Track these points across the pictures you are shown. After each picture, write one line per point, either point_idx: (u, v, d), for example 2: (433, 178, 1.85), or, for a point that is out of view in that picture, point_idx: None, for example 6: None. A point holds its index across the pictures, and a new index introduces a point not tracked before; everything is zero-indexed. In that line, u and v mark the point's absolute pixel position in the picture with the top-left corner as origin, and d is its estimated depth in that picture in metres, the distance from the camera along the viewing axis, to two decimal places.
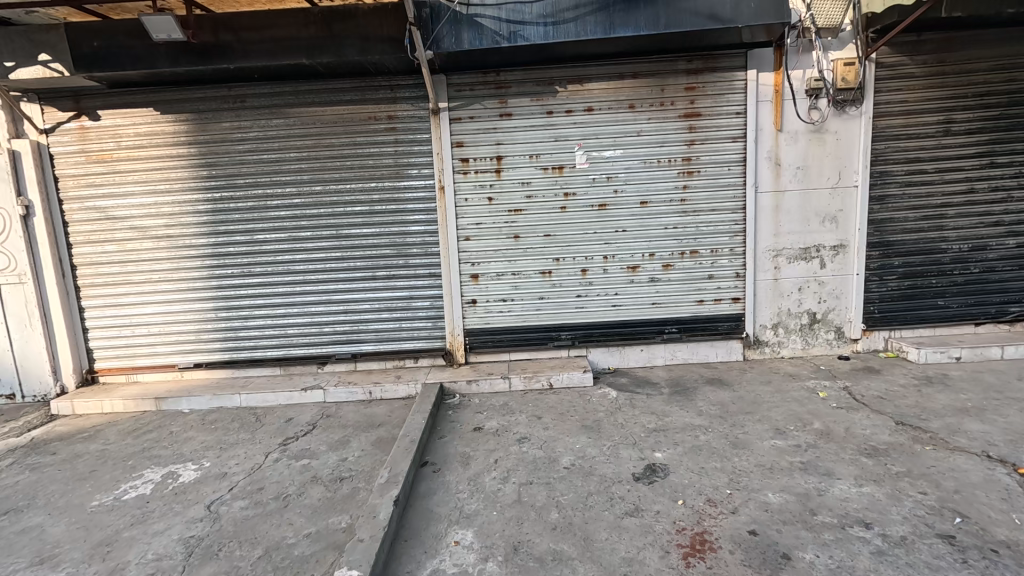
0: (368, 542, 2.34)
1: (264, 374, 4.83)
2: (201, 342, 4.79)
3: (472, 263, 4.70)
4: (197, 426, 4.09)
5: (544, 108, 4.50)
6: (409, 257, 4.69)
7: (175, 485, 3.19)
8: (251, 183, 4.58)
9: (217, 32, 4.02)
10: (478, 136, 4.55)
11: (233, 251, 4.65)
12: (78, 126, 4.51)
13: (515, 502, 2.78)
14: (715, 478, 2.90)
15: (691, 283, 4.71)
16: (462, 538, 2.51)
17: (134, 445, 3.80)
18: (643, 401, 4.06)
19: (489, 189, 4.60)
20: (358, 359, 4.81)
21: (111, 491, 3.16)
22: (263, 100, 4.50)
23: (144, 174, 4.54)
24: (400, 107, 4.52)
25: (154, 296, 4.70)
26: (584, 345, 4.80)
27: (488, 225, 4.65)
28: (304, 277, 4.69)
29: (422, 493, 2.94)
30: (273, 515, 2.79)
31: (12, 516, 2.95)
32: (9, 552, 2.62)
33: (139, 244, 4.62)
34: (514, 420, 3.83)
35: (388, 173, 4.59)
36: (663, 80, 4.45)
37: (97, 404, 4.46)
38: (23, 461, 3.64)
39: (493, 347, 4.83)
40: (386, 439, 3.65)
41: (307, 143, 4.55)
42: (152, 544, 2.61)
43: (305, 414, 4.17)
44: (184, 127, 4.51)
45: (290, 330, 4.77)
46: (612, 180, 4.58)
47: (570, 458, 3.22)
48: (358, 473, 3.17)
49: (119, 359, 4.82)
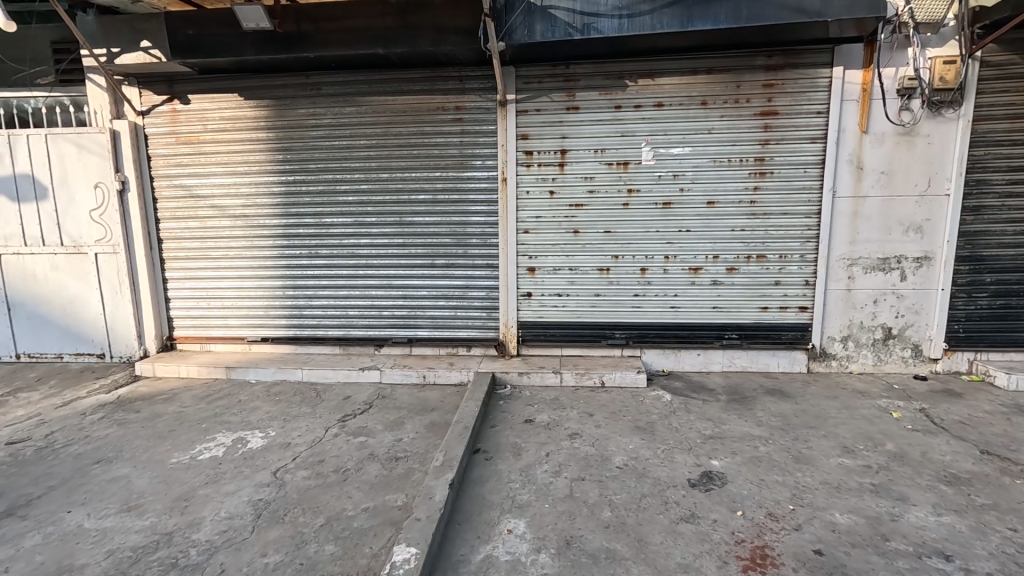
0: (425, 522, 2.40)
1: (325, 352, 5.04)
2: (269, 318, 5.05)
3: (530, 256, 4.70)
4: (262, 396, 4.32)
5: (612, 102, 4.43)
6: (468, 247, 4.75)
7: (244, 450, 3.39)
8: (323, 168, 4.76)
9: (300, 22, 4.19)
10: (544, 128, 4.54)
11: (302, 233, 4.86)
12: (170, 109, 4.82)
13: (567, 497, 2.78)
14: (776, 492, 2.79)
15: (756, 289, 4.53)
16: (515, 527, 2.54)
17: (207, 409, 4.07)
18: (699, 406, 3.95)
19: (551, 182, 4.59)
20: (413, 343, 4.94)
21: (187, 450, 3.39)
22: (338, 89, 4.66)
23: (226, 156, 4.82)
24: (468, 97, 4.57)
25: (229, 271, 4.99)
26: (639, 346, 4.72)
27: (548, 218, 4.64)
28: (367, 261, 4.85)
29: (475, 480, 2.99)
30: (333, 487, 2.92)
31: (103, 465, 3.23)
32: (102, 497, 2.87)
33: (219, 222, 4.91)
34: (566, 415, 3.83)
35: (453, 163, 4.66)
36: (739, 76, 4.28)
37: (175, 368, 4.80)
38: (112, 416, 3.97)
39: (545, 341, 4.84)
40: (439, 424, 3.72)
41: (376, 131, 4.67)
42: (224, 503, 2.78)
43: (362, 394, 4.33)
44: (264, 112, 4.73)
45: (351, 312, 4.94)
46: (678, 178, 4.46)
47: (622, 458, 3.19)
48: (413, 454, 3.27)
49: (195, 328, 5.15)
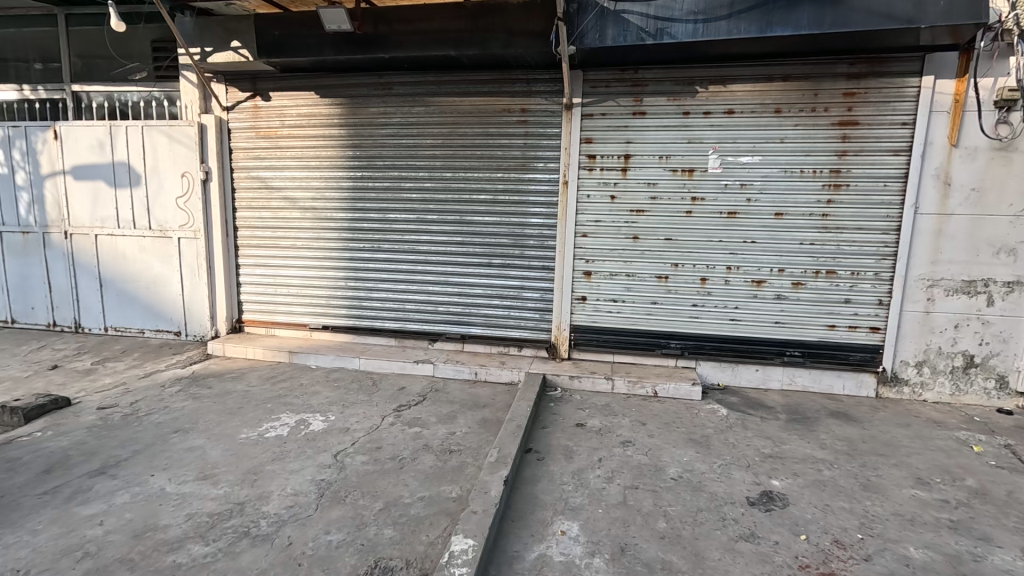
0: (482, 515, 2.44)
1: (381, 343, 5.21)
2: (330, 307, 5.26)
3: (587, 260, 4.69)
4: (323, 381, 4.53)
5: (680, 108, 4.36)
6: (525, 248, 4.79)
7: (306, 431, 3.55)
8: (389, 165, 4.93)
9: (378, 24, 4.37)
10: (608, 133, 4.52)
11: (366, 227, 5.05)
12: (252, 106, 5.12)
13: (621, 504, 2.76)
14: (843, 519, 2.67)
15: (824, 306, 4.35)
16: (568, 529, 2.55)
17: (273, 390, 4.29)
18: (757, 423, 3.83)
19: (612, 187, 4.56)
20: (466, 340, 5.02)
21: (255, 428, 3.59)
22: (408, 89, 4.81)
23: (300, 151, 5.07)
24: (534, 100, 4.61)
25: (296, 261, 5.24)
26: (694, 357, 4.62)
27: (608, 223, 4.61)
28: (426, 257, 4.97)
29: (528, 479, 3.02)
30: (390, 474, 3.01)
31: (180, 435, 3.46)
32: (180, 464, 3.08)
33: (289, 213, 5.17)
34: (618, 422, 3.80)
35: (515, 164, 4.71)
36: (818, 84, 4.12)
37: (242, 349, 5.07)
38: (188, 390, 4.26)
39: (597, 346, 4.81)
40: (491, 421, 3.77)
41: (442, 131, 4.79)
42: (290, 480, 2.93)
43: (416, 385, 4.45)
44: (338, 110, 4.95)
45: (408, 306, 5.09)
46: (745, 188, 4.33)
47: (677, 470, 3.13)
48: (467, 448, 3.32)
49: (261, 312, 5.42)
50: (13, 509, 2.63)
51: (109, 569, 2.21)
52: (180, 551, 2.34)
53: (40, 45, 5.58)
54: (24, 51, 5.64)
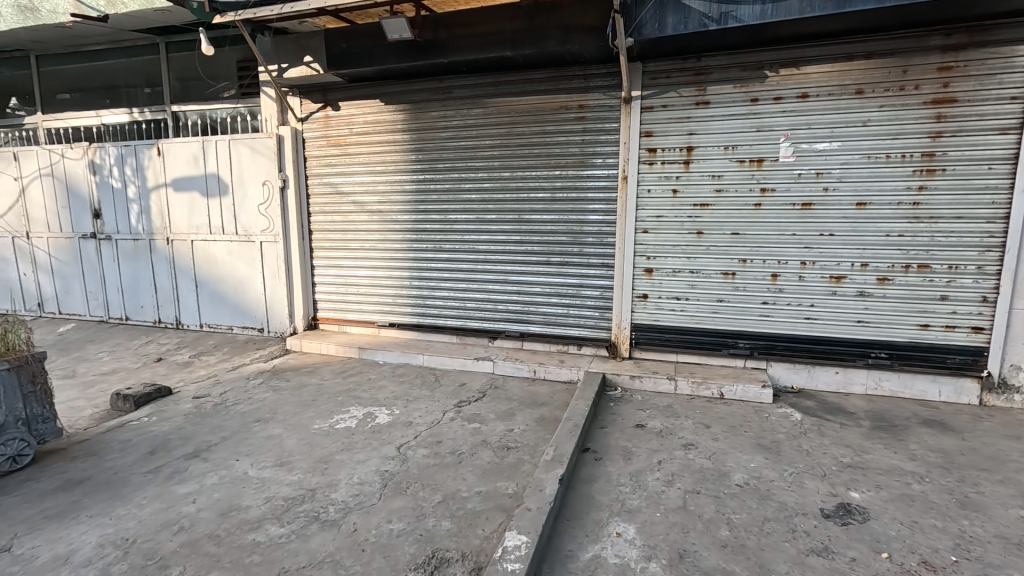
0: (535, 512, 2.46)
1: (443, 340, 5.35)
2: (396, 305, 5.48)
3: (648, 256, 4.56)
4: (389, 376, 4.74)
5: (748, 95, 4.13)
6: (584, 246, 4.74)
7: (373, 423, 3.74)
8: (450, 167, 5.05)
9: (437, 30, 4.51)
10: (669, 125, 4.37)
11: (429, 228, 5.22)
12: (324, 116, 5.44)
13: (680, 509, 2.67)
14: (934, 538, 2.43)
15: (915, 303, 3.96)
16: (624, 531, 2.51)
17: (343, 384, 4.55)
18: (835, 430, 3.56)
19: (674, 180, 4.41)
20: (525, 338, 5.06)
21: (327, 419, 3.83)
22: (467, 91, 4.90)
23: (367, 157, 5.32)
24: (592, 95, 4.55)
25: (365, 261, 5.52)
26: (765, 358, 4.37)
27: (670, 219, 4.46)
28: (486, 257, 5.05)
29: (584, 478, 3.00)
30: (449, 468, 3.11)
31: (261, 424, 3.76)
32: (261, 451, 3.35)
33: (358, 217, 5.46)
34: (680, 424, 3.67)
35: (572, 162, 4.68)
36: (906, 60, 3.75)
37: (317, 345, 5.41)
38: (269, 383, 4.61)
39: (660, 346, 4.67)
40: (548, 419, 3.77)
41: (500, 131, 4.85)
42: (356, 470, 3.10)
43: (476, 382, 4.54)
44: (401, 116, 5.14)
45: (469, 304, 5.19)
46: (822, 177, 4.04)
47: (742, 476, 2.98)
48: (523, 446, 3.35)
49: (334, 310, 5.75)
50: (124, 485, 2.98)
51: (199, 543, 2.45)
52: (259, 530, 2.54)
53: (145, 71, 6.25)
54: (132, 78, 6.34)
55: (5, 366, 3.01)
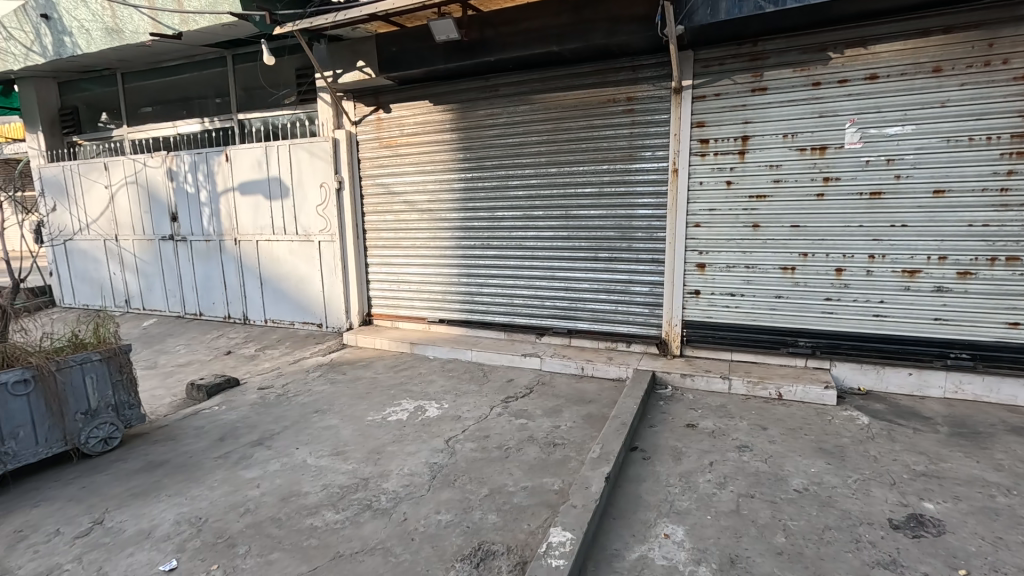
0: (581, 510, 2.45)
1: (492, 336, 5.41)
2: (446, 301, 5.59)
3: (700, 251, 4.41)
4: (439, 371, 4.85)
5: (809, 79, 3.91)
6: (633, 241, 4.65)
7: (423, 417, 3.85)
8: (497, 165, 5.09)
9: (483, 29, 4.58)
10: (723, 114, 4.20)
11: (477, 226, 5.28)
12: (376, 118, 5.62)
13: (733, 512, 2.58)
14: (1021, 557, 2.22)
15: (1001, 299, 3.62)
16: (672, 533, 2.45)
17: (395, 377, 4.71)
18: (907, 435, 3.32)
19: (728, 172, 4.24)
20: (573, 334, 5.03)
21: (380, 411, 3.97)
22: (513, 88, 4.92)
23: (417, 158, 5.45)
24: (640, 87, 4.45)
25: (416, 259, 5.66)
26: (828, 357, 4.13)
27: (724, 212, 4.29)
28: (533, 253, 5.06)
29: (632, 477, 2.95)
30: (496, 462, 3.15)
31: (319, 414, 3.95)
32: (319, 440, 3.52)
33: (409, 215, 5.60)
34: (734, 425, 3.54)
35: (620, 155, 4.59)
36: (992, 32, 3.43)
37: (371, 340, 5.61)
38: (326, 376, 4.83)
39: (713, 344, 4.51)
40: (596, 416, 3.74)
41: (548, 127, 4.83)
42: (407, 461, 3.20)
43: (524, 378, 4.57)
44: (449, 116, 5.23)
45: (517, 301, 5.22)
46: (893, 163, 3.76)
47: (801, 482, 2.83)
48: (570, 443, 3.34)
49: (387, 306, 5.94)
50: (197, 468, 3.22)
51: (262, 525, 2.61)
52: (317, 515, 2.68)
53: (215, 83, 6.69)
54: (204, 90, 6.80)
55: (97, 357, 3.32)
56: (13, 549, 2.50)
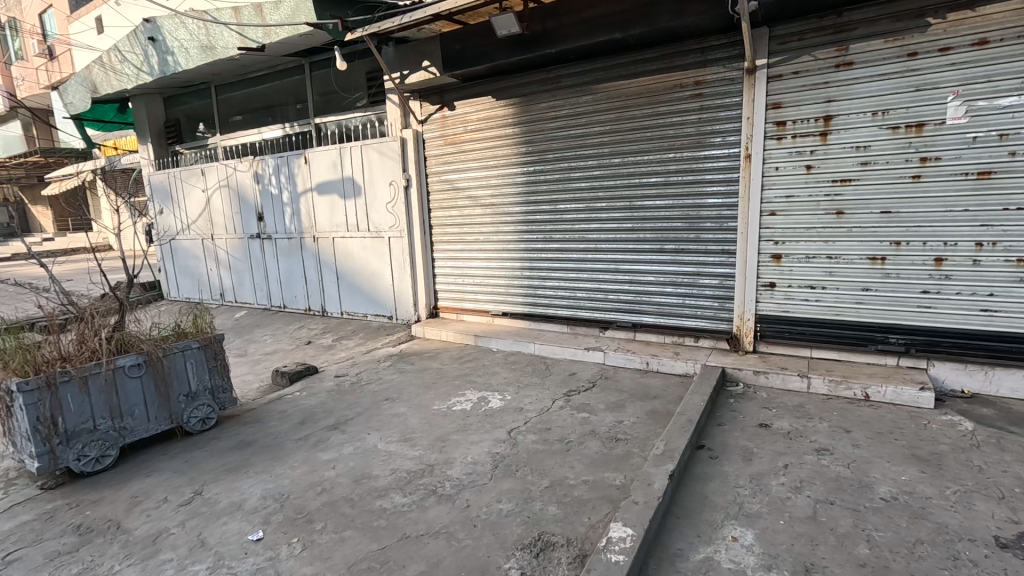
0: (642, 506, 2.41)
1: (554, 329, 5.41)
2: (509, 295, 5.65)
3: (776, 241, 4.15)
4: (502, 363, 4.93)
5: (903, 49, 3.55)
6: (701, 232, 4.46)
7: (486, 407, 3.93)
8: (559, 157, 5.06)
9: (545, 21, 4.57)
10: (802, 94, 3.92)
11: (539, 219, 5.28)
12: (441, 116, 5.76)
13: (809, 519, 2.43)
14: None
15: None
16: (741, 536, 2.35)
17: (461, 368, 4.84)
18: (1020, 445, 2.96)
19: (808, 155, 3.94)
20: (638, 328, 4.91)
21: (446, 401, 4.10)
22: (576, 79, 4.85)
23: (480, 153, 5.54)
24: (710, 70, 4.24)
25: (480, 253, 5.76)
26: (925, 356, 3.76)
27: (803, 198, 4.00)
28: (596, 246, 4.99)
29: (697, 476, 2.85)
30: (558, 455, 3.15)
31: (389, 402, 4.15)
32: (388, 427, 3.70)
33: (473, 210, 5.71)
34: (813, 427, 3.32)
35: (688, 143, 4.41)
36: None
37: (438, 332, 5.79)
38: (395, 365, 5.06)
39: (790, 340, 4.24)
40: (661, 412, 3.64)
41: (611, 117, 4.73)
42: (471, 449, 3.29)
43: (586, 372, 4.54)
44: (512, 110, 5.26)
45: (579, 294, 5.18)
46: (1007, 139, 3.35)
47: (890, 490, 2.61)
48: (633, 438, 3.28)
49: (453, 299, 6.10)
50: (281, 448, 3.49)
51: (337, 504, 2.79)
52: (386, 498, 2.82)
53: (295, 90, 7.14)
54: (285, 97, 7.28)
55: (196, 345, 3.68)
56: (129, 512, 2.85)
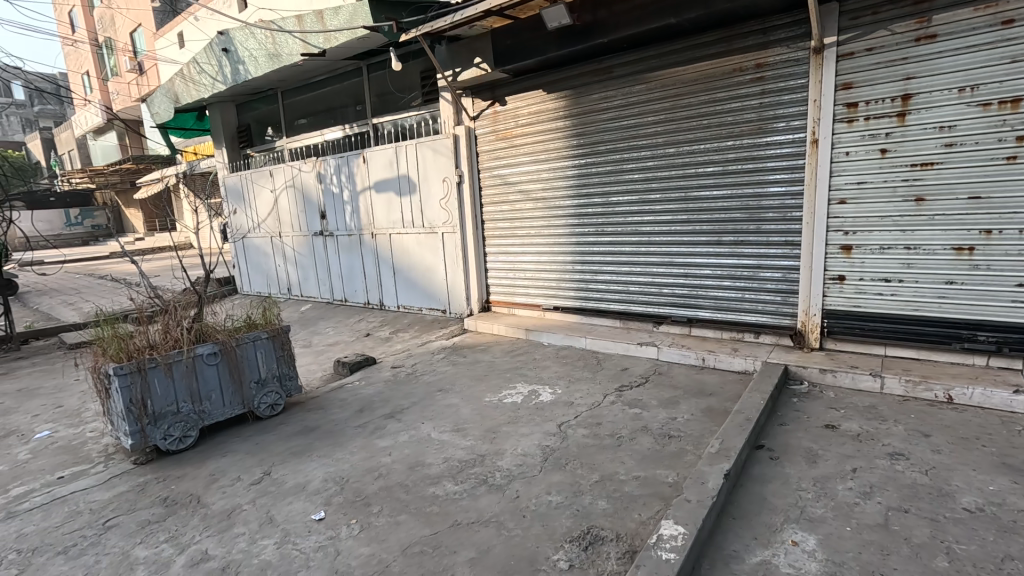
0: (695, 505, 2.34)
1: (606, 324, 5.34)
2: (560, 289, 5.64)
3: (846, 231, 3.89)
4: (553, 357, 4.93)
5: (996, 17, 3.23)
6: (762, 222, 4.25)
7: (537, 400, 3.95)
8: (611, 149, 4.97)
9: (596, 11, 4.51)
10: (876, 72, 3.64)
11: (591, 212, 5.23)
12: (492, 112, 5.82)
13: (879, 526, 2.28)
14: None
15: None
16: (802, 541, 2.24)
17: (512, 362, 4.88)
18: None
19: (883, 138, 3.66)
20: (694, 324, 4.77)
21: (497, 393, 4.16)
22: (628, 68, 4.75)
23: (531, 147, 5.54)
24: (772, 51, 4.03)
25: (531, 247, 5.78)
26: (1020, 356, 3.41)
27: (877, 185, 3.72)
28: (650, 239, 4.87)
29: (755, 477, 2.74)
30: (608, 450, 3.12)
31: (442, 393, 4.26)
32: (441, 417, 3.80)
33: (524, 205, 5.73)
34: (886, 429, 3.10)
35: (748, 129, 4.21)
36: None
37: (489, 326, 5.87)
38: (449, 358, 5.18)
39: (861, 337, 3.97)
40: (717, 410, 3.52)
41: (665, 105, 4.59)
42: (521, 441, 3.32)
43: (639, 367, 4.45)
44: (563, 103, 5.22)
45: (632, 288, 5.08)
46: None
47: (974, 500, 2.40)
48: (687, 436, 3.19)
49: (504, 293, 6.18)
50: (341, 434, 3.67)
51: (393, 489, 2.90)
52: (439, 485, 2.91)
53: (354, 92, 7.43)
54: (344, 99, 7.59)
55: (265, 335, 3.92)
56: (208, 488, 3.10)
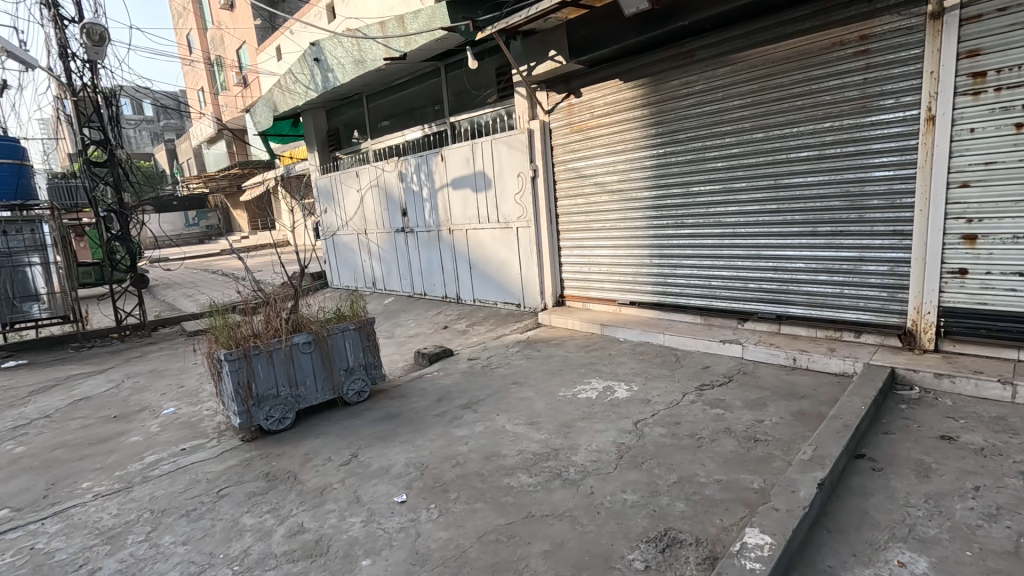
0: (784, 514, 2.20)
1: (686, 320, 5.12)
2: (637, 283, 5.49)
3: (969, 219, 3.43)
4: (629, 353, 4.82)
5: None
6: (865, 211, 3.87)
7: (612, 397, 3.89)
8: (692, 137, 4.75)
9: None
10: (1010, 35, 3.18)
11: (670, 204, 5.03)
12: (567, 104, 5.77)
13: (1008, 554, 2.01)
14: None
15: None
16: (910, 562, 2.03)
17: (586, 357, 4.84)
18: None
19: (1018, 111, 3.19)
20: (783, 321, 4.45)
21: (571, 388, 4.14)
22: (712, 50, 4.50)
23: (607, 139, 5.43)
24: (879, 20, 3.64)
25: (606, 240, 5.67)
26: None
27: (1010, 165, 3.25)
28: (734, 230, 4.61)
29: (855, 488, 2.52)
30: (687, 451, 3.00)
31: (517, 386, 4.31)
32: (516, 410, 3.85)
33: (600, 197, 5.63)
34: (1017, 444, 2.72)
35: (850, 108, 3.84)
36: None
37: (564, 320, 5.85)
38: (523, 351, 5.22)
39: (988, 338, 3.50)
40: (810, 414, 3.27)
41: (752, 88, 4.31)
42: (596, 437, 3.29)
43: (722, 366, 4.23)
44: (640, 91, 5.06)
45: (715, 283, 4.84)
46: None
47: None
48: (775, 440, 2.99)
49: (578, 288, 6.12)
50: (420, 422, 3.84)
51: (469, 477, 2.99)
52: (513, 476, 2.95)
53: (433, 92, 7.67)
54: (424, 99, 7.86)
55: (353, 327, 4.19)
56: (303, 466, 3.37)
